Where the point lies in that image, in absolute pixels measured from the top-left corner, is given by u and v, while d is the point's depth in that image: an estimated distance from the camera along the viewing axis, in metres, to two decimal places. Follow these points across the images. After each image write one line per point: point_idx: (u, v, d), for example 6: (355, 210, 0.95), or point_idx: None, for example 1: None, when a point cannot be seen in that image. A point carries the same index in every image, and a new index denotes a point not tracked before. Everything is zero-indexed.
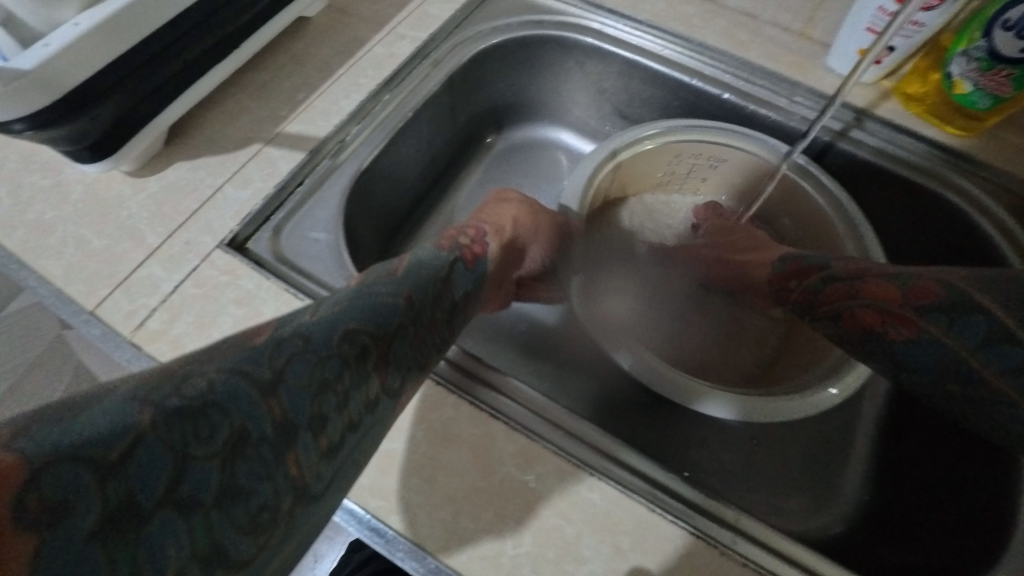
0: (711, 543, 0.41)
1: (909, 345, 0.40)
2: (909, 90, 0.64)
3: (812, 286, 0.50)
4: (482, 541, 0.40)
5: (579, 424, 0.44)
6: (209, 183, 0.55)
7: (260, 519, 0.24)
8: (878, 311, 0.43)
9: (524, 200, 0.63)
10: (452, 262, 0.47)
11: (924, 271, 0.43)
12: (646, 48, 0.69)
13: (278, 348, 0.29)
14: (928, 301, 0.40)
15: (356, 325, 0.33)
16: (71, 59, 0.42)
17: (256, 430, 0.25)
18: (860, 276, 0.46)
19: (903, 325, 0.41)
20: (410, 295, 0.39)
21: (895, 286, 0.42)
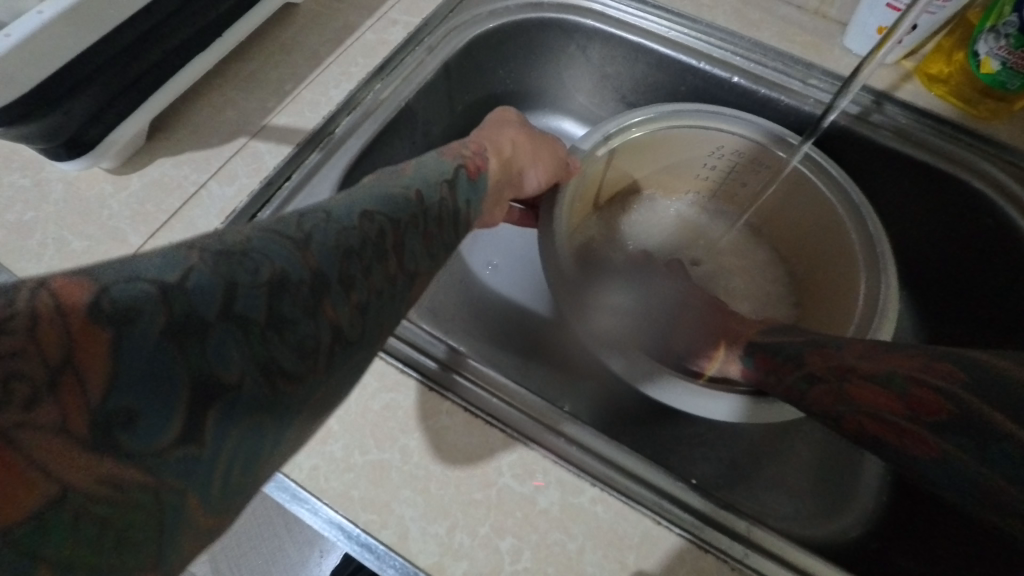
0: (722, 559, 0.38)
1: (932, 466, 0.31)
2: (931, 71, 0.60)
3: (796, 386, 0.41)
4: (479, 557, 0.38)
5: (580, 431, 0.42)
6: (193, 180, 0.53)
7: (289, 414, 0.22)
8: (879, 424, 0.35)
9: (522, 127, 0.56)
10: (455, 171, 0.41)
11: (912, 366, 0.34)
12: (651, 30, 0.65)
13: (302, 219, 0.27)
14: (936, 418, 0.31)
15: (372, 209, 0.30)
16: (39, 52, 0.39)
17: (284, 297, 0.23)
18: (846, 377, 0.38)
19: (910, 440, 0.33)
20: (419, 192, 0.35)
21: (888, 393, 0.34)
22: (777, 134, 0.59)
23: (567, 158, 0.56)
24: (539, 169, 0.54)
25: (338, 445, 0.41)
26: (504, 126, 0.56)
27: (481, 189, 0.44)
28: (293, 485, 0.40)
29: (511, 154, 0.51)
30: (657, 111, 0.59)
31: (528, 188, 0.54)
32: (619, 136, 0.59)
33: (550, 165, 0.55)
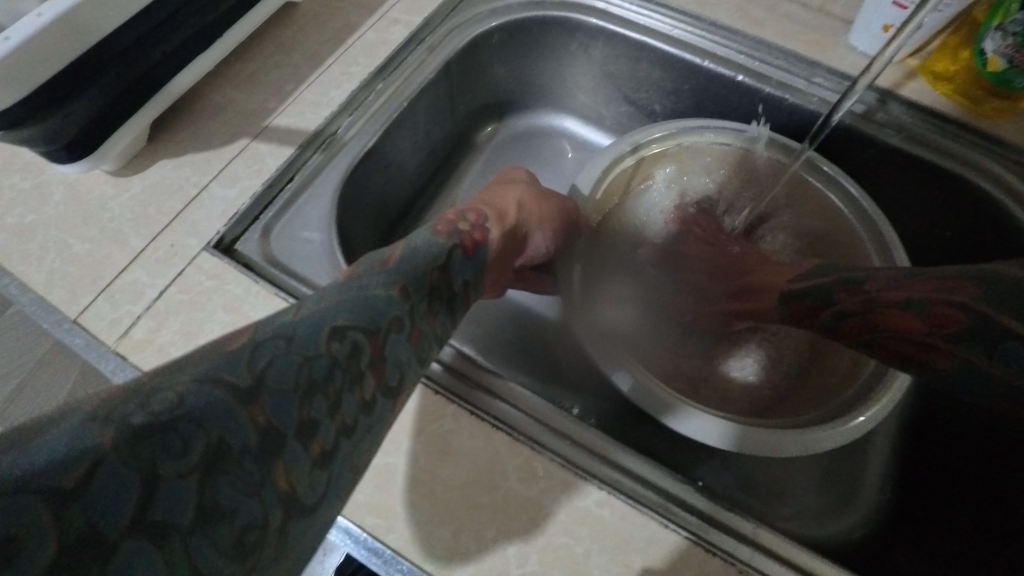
0: (730, 562, 0.38)
1: (958, 374, 0.35)
2: (936, 69, 0.59)
3: (824, 320, 0.44)
4: (485, 561, 0.38)
5: (586, 433, 0.42)
6: (194, 182, 0.53)
7: (246, 539, 0.20)
8: (907, 343, 0.38)
9: (529, 185, 0.58)
10: (451, 249, 0.40)
11: (929, 283, 0.37)
12: (654, 28, 0.65)
13: (256, 351, 0.23)
14: (953, 329, 0.35)
15: (344, 321, 0.27)
16: (37, 53, 0.39)
17: (233, 444, 0.21)
18: (870, 306, 0.40)
19: (940, 355, 0.36)
20: (404, 287, 0.33)
21: (911, 314, 0.37)
22: (782, 142, 0.60)
23: (575, 207, 0.57)
24: (546, 232, 0.54)
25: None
26: (512, 186, 0.57)
27: (478, 262, 0.43)
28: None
29: (514, 222, 0.52)
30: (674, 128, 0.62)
31: (534, 250, 0.55)
32: (645, 148, 0.62)
33: (559, 220, 0.55)
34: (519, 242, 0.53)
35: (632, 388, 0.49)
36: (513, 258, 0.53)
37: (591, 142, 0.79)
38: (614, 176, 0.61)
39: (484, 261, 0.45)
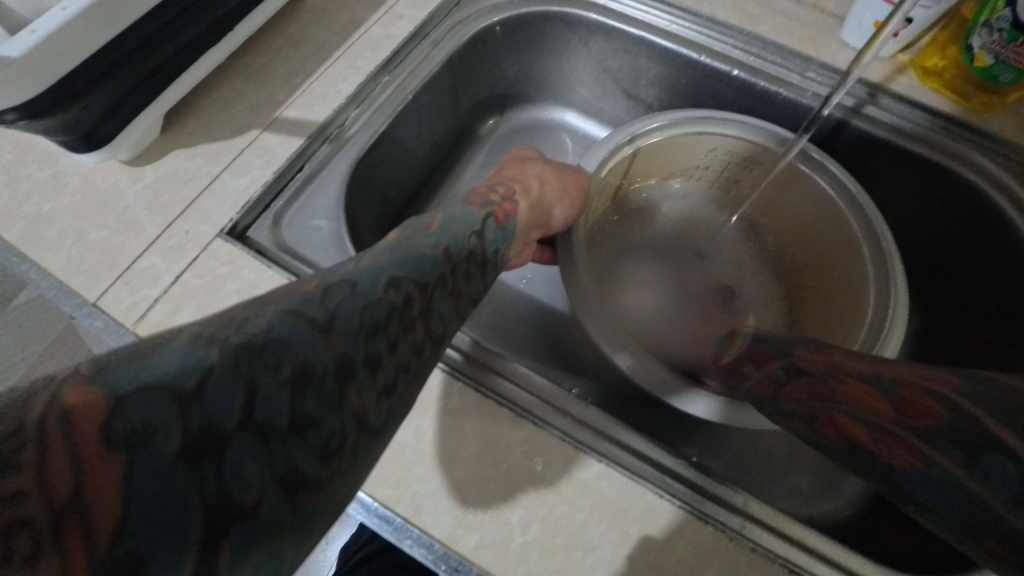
0: (721, 530, 0.40)
1: (915, 478, 0.27)
2: (926, 65, 0.61)
3: (775, 375, 0.38)
4: (490, 528, 0.40)
5: (585, 410, 0.44)
6: (206, 172, 0.54)
7: (330, 447, 0.23)
8: (866, 426, 0.30)
9: (545, 162, 0.60)
10: (485, 219, 0.43)
11: (911, 368, 0.30)
12: (653, 24, 0.66)
13: (325, 295, 0.26)
14: (925, 423, 0.27)
15: (398, 274, 0.30)
16: (62, 45, 0.41)
17: (315, 367, 0.24)
18: (835, 371, 0.34)
19: (897, 449, 0.28)
20: (447, 248, 0.35)
21: (880, 394, 0.30)
22: (775, 133, 0.61)
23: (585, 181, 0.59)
24: (565, 207, 0.56)
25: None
26: (530, 164, 0.59)
27: (507, 234, 0.46)
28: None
29: (538, 194, 0.54)
30: (672, 116, 0.62)
31: (554, 223, 0.56)
32: (642, 138, 0.62)
33: (575, 194, 0.57)
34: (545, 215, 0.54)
35: (632, 365, 0.52)
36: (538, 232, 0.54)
37: (590, 136, 0.81)
38: (613, 163, 0.62)
39: (512, 232, 0.47)
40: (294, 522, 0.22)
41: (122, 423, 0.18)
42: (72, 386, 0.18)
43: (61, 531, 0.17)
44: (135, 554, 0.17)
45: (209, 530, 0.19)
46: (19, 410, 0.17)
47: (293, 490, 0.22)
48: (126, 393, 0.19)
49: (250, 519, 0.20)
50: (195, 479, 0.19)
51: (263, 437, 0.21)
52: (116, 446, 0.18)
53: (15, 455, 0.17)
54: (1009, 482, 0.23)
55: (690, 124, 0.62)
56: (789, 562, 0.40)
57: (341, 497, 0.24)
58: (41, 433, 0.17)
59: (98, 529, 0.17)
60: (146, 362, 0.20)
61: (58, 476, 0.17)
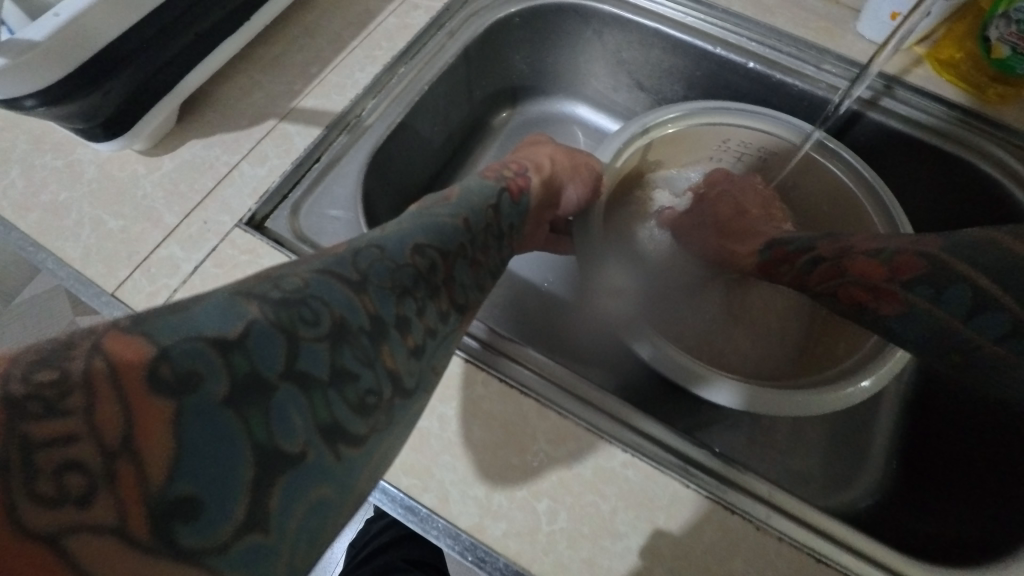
0: (745, 519, 0.40)
1: (901, 318, 0.43)
2: (942, 57, 0.61)
3: (802, 267, 0.52)
4: (517, 517, 0.39)
5: (610, 401, 0.43)
6: (224, 161, 0.54)
7: (367, 403, 0.23)
8: (865, 287, 0.45)
9: (556, 144, 0.59)
10: (499, 192, 0.42)
11: (903, 240, 0.44)
12: (668, 16, 0.66)
13: (357, 256, 0.26)
14: (908, 275, 0.42)
15: (423, 241, 0.30)
16: (84, 30, 0.40)
17: (352, 323, 0.23)
18: (846, 254, 0.48)
19: (890, 298, 0.43)
20: (466, 218, 0.35)
21: (878, 262, 0.44)
22: (790, 123, 0.60)
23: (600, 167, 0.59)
24: (578, 187, 0.56)
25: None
26: (542, 145, 0.59)
27: (522, 208, 0.45)
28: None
29: (550, 173, 0.54)
30: (690, 107, 0.62)
31: (566, 204, 0.56)
32: (656, 129, 0.62)
33: (588, 177, 0.57)
34: (556, 195, 0.54)
35: (652, 354, 0.52)
36: (549, 212, 0.55)
37: (603, 129, 0.81)
38: (628, 153, 0.62)
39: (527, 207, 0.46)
40: (337, 473, 0.22)
41: (168, 369, 0.18)
42: (114, 336, 0.18)
43: (114, 474, 0.17)
44: (189, 496, 0.18)
45: (257, 476, 0.19)
46: (64, 359, 0.18)
47: (335, 440, 0.21)
48: (168, 342, 0.19)
49: (297, 467, 0.20)
50: (242, 426, 0.19)
51: (303, 386, 0.21)
52: (164, 393, 0.18)
53: (62, 400, 0.17)
54: (960, 301, 0.39)
55: (706, 115, 0.62)
56: (815, 552, 0.40)
57: (381, 455, 0.24)
58: (88, 381, 0.17)
59: (152, 472, 0.17)
60: (184, 314, 0.20)
61: (108, 422, 0.17)
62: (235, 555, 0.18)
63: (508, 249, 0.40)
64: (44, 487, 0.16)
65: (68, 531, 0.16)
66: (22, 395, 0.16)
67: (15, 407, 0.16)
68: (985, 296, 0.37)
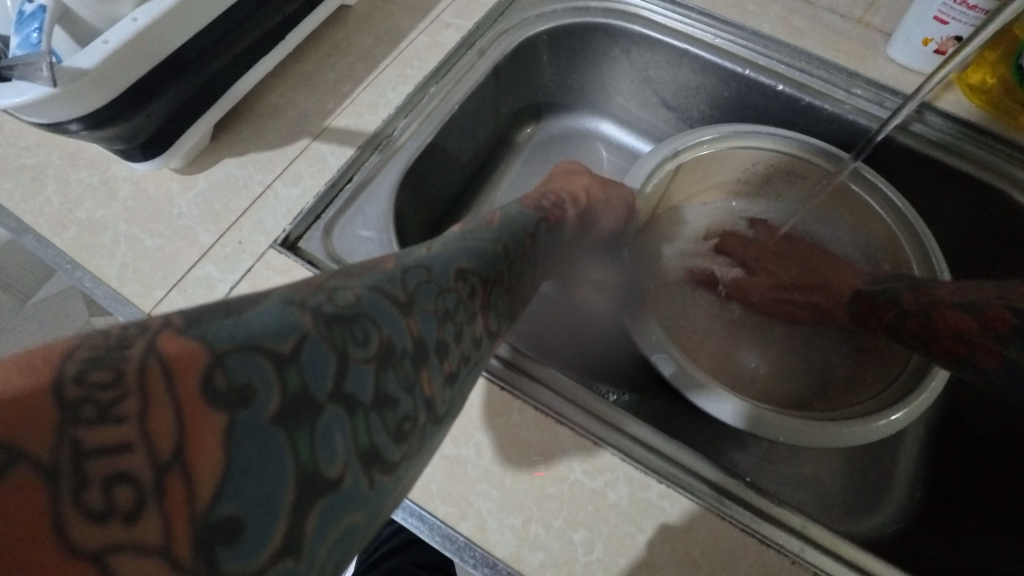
0: (783, 554, 0.40)
1: (1000, 372, 0.41)
2: (971, 81, 0.61)
3: (890, 318, 0.50)
4: (555, 547, 0.40)
5: (644, 432, 0.43)
6: (259, 180, 0.54)
7: (404, 429, 0.21)
8: (956, 337, 0.44)
9: (591, 175, 0.60)
10: (539, 221, 0.41)
11: (996, 297, 0.44)
12: (697, 37, 0.66)
13: (405, 275, 0.24)
14: (1002, 327, 0.41)
15: (467, 264, 0.28)
16: (131, 56, 0.41)
17: (398, 345, 0.21)
18: (933, 306, 0.46)
19: (987, 353, 0.42)
20: (506, 245, 0.33)
21: (969, 315, 0.43)
22: (827, 149, 0.60)
23: (632, 197, 0.59)
24: (611, 218, 0.57)
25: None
26: (576, 176, 0.59)
27: (558, 239, 0.45)
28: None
29: (586, 203, 0.54)
30: (727, 130, 0.62)
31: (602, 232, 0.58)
32: (689, 151, 0.62)
33: (621, 206, 0.58)
34: (590, 224, 0.55)
35: (676, 373, 0.52)
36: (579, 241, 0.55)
37: (627, 146, 0.81)
38: (659, 176, 0.62)
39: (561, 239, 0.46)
40: (369, 500, 0.19)
41: (223, 380, 0.16)
42: (169, 339, 0.16)
43: (163, 489, 0.15)
44: (234, 517, 0.15)
45: (296, 499, 0.17)
46: (119, 359, 0.16)
47: (372, 465, 0.19)
48: (223, 349, 0.17)
49: (334, 493, 0.18)
50: (288, 446, 0.17)
51: (349, 408, 0.19)
52: (217, 405, 0.16)
53: (115, 405, 0.15)
54: None
55: (739, 139, 0.62)
56: None
57: (409, 480, 0.21)
58: (142, 382, 0.15)
59: (200, 488, 0.15)
60: (240, 320, 0.18)
61: (160, 432, 0.15)
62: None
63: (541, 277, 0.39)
64: (93, 499, 0.13)
65: (110, 551, 0.13)
66: (76, 398, 0.14)
67: (69, 409, 0.14)
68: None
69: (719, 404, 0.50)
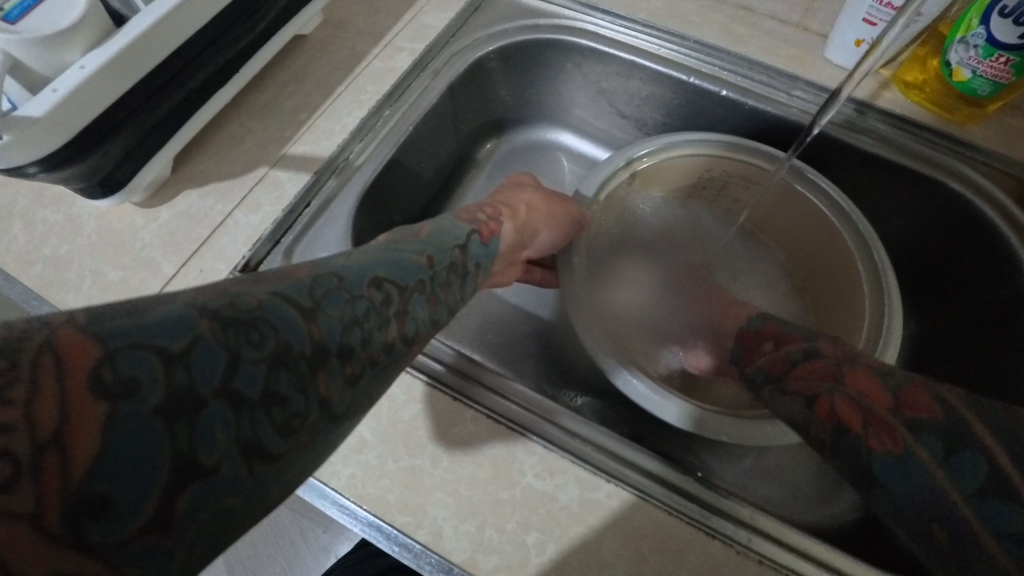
0: (728, 544, 0.42)
1: (890, 463, 0.32)
2: (908, 78, 0.64)
3: (790, 356, 0.44)
4: (508, 549, 0.41)
5: (594, 433, 0.45)
6: (219, 210, 0.56)
7: (292, 426, 0.22)
8: (856, 408, 0.35)
9: (538, 190, 0.61)
10: (470, 234, 0.43)
11: (919, 378, 0.35)
12: (642, 48, 0.69)
13: (315, 283, 0.26)
14: (919, 414, 0.32)
15: (383, 275, 0.30)
16: (82, 101, 0.43)
17: (295, 349, 0.23)
18: (848, 360, 0.40)
19: (882, 433, 0.33)
20: (431, 256, 0.35)
21: (885, 390, 0.35)
22: (764, 151, 0.62)
23: (580, 212, 0.61)
24: (551, 231, 0.58)
25: (364, 427, 0.45)
26: (522, 190, 0.60)
27: (493, 251, 0.47)
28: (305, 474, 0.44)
29: (526, 221, 0.56)
30: (668, 141, 0.64)
31: (540, 246, 0.57)
32: (638, 163, 0.64)
33: (565, 220, 0.59)
34: (529, 237, 0.56)
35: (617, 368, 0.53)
36: (522, 252, 0.56)
37: (587, 155, 0.83)
38: (612, 185, 0.64)
39: (497, 250, 0.48)
40: (249, 488, 0.21)
41: (110, 373, 0.19)
42: (67, 333, 0.19)
43: (39, 466, 0.17)
44: (105, 494, 0.17)
45: (168, 483, 0.18)
46: (16, 347, 0.18)
47: (252, 456, 0.21)
48: (117, 345, 0.19)
49: (208, 479, 0.19)
50: (167, 435, 0.19)
51: (235, 405, 0.20)
52: (101, 395, 0.18)
53: (6, 390, 0.17)
54: (994, 514, 0.27)
55: (683, 148, 0.64)
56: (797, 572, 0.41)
57: (292, 477, 0.22)
58: (34, 371, 0.18)
59: (75, 467, 0.17)
60: (142, 318, 0.20)
61: (45, 415, 0.17)
62: (135, 555, 0.18)
63: (472, 287, 0.40)
64: None
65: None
66: None
67: None
68: (1006, 487, 0.27)
69: (671, 410, 0.51)
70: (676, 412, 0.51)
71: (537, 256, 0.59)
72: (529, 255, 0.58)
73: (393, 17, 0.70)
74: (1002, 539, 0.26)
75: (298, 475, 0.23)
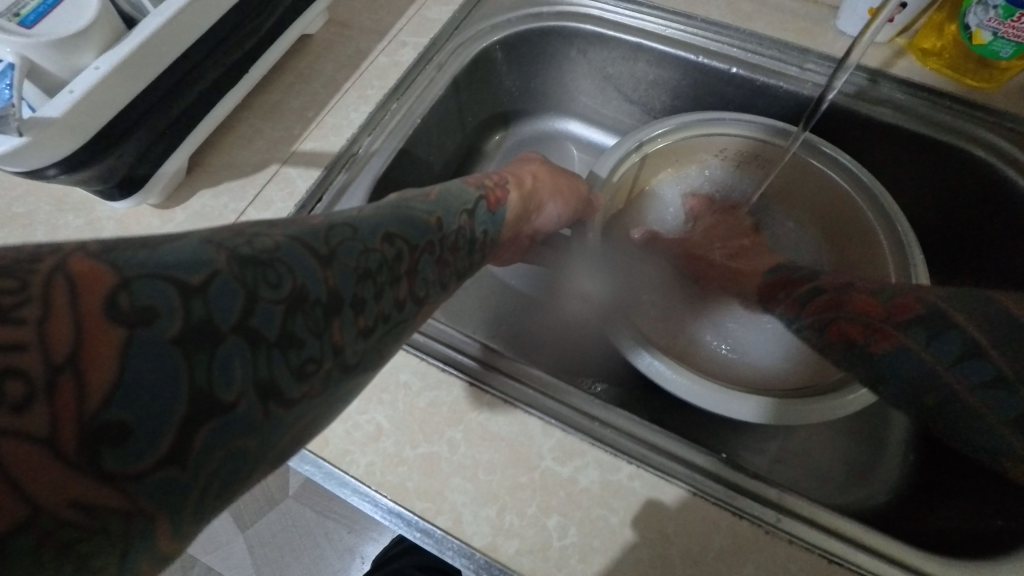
0: (756, 524, 0.41)
1: (893, 357, 0.47)
2: (924, 46, 0.62)
3: (801, 296, 0.56)
4: (528, 534, 0.41)
5: (613, 415, 0.44)
6: (232, 209, 0.57)
7: (307, 370, 0.22)
8: (862, 324, 0.50)
9: (543, 164, 0.61)
10: (476, 200, 0.43)
11: (906, 288, 0.49)
12: (648, 30, 0.68)
13: (330, 231, 0.25)
14: (906, 316, 0.47)
15: (395, 230, 0.29)
16: (97, 102, 0.44)
17: (311, 292, 0.23)
18: (849, 288, 0.52)
19: (881, 338, 0.48)
20: (441, 218, 0.35)
21: (878, 301, 0.49)
22: (778, 128, 0.61)
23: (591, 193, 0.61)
24: (558, 204, 0.58)
25: (381, 415, 0.45)
26: (525, 164, 0.60)
27: (498, 219, 0.46)
28: (322, 463, 0.44)
29: (531, 188, 0.55)
30: (679, 121, 0.63)
31: (546, 219, 0.57)
32: (648, 145, 0.63)
33: (571, 196, 0.59)
34: (535, 210, 0.55)
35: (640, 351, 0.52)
36: (527, 226, 0.55)
37: (595, 143, 0.83)
38: (623, 168, 0.63)
39: (503, 218, 0.47)
40: (262, 429, 0.21)
41: (126, 301, 0.18)
42: (80, 261, 0.18)
43: (53, 388, 0.16)
44: (122, 421, 0.17)
45: (188, 416, 0.18)
46: (26, 270, 0.17)
47: (268, 398, 0.21)
48: (132, 274, 0.19)
49: (225, 415, 0.19)
50: (186, 367, 0.19)
51: (252, 342, 0.20)
52: (117, 321, 0.18)
53: (17, 310, 0.17)
54: (976, 371, 0.43)
55: (695, 128, 0.63)
56: (830, 553, 0.40)
57: (307, 422, 0.23)
58: (45, 294, 0.17)
59: (90, 393, 0.17)
60: (155, 253, 0.20)
61: (58, 336, 0.17)
62: (150, 487, 0.18)
63: (478, 255, 0.40)
64: None
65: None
66: None
67: None
68: (973, 351, 0.43)
69: (695, 394, 0.50)
70: (700, 394, 0.50)
71: (542, 231, 0.59)
72: (534, 229, 0.58)
73: (396, 13, 0.71)
74: (964, 384, 0.44)
75: (310, 419, 0.23)
